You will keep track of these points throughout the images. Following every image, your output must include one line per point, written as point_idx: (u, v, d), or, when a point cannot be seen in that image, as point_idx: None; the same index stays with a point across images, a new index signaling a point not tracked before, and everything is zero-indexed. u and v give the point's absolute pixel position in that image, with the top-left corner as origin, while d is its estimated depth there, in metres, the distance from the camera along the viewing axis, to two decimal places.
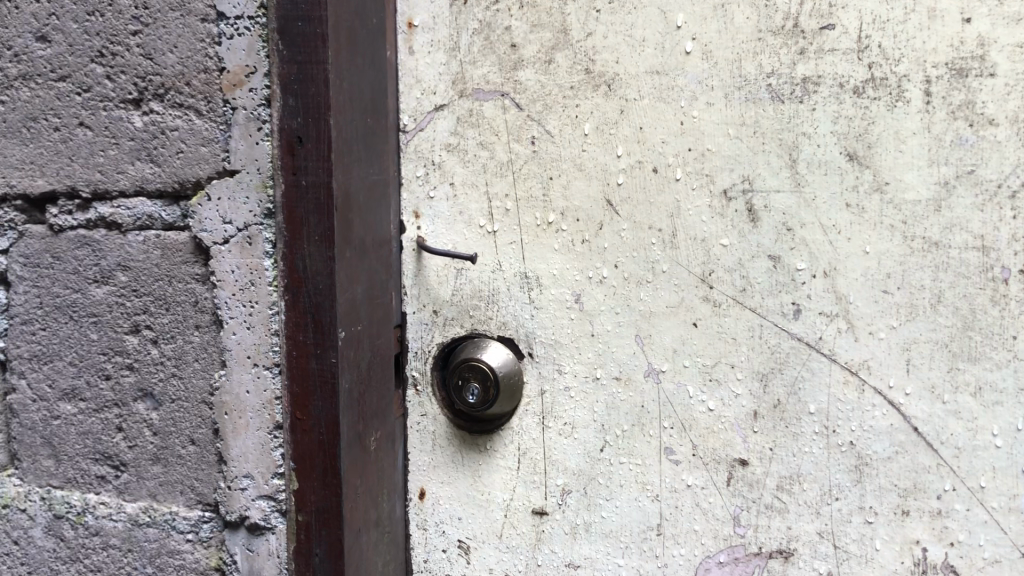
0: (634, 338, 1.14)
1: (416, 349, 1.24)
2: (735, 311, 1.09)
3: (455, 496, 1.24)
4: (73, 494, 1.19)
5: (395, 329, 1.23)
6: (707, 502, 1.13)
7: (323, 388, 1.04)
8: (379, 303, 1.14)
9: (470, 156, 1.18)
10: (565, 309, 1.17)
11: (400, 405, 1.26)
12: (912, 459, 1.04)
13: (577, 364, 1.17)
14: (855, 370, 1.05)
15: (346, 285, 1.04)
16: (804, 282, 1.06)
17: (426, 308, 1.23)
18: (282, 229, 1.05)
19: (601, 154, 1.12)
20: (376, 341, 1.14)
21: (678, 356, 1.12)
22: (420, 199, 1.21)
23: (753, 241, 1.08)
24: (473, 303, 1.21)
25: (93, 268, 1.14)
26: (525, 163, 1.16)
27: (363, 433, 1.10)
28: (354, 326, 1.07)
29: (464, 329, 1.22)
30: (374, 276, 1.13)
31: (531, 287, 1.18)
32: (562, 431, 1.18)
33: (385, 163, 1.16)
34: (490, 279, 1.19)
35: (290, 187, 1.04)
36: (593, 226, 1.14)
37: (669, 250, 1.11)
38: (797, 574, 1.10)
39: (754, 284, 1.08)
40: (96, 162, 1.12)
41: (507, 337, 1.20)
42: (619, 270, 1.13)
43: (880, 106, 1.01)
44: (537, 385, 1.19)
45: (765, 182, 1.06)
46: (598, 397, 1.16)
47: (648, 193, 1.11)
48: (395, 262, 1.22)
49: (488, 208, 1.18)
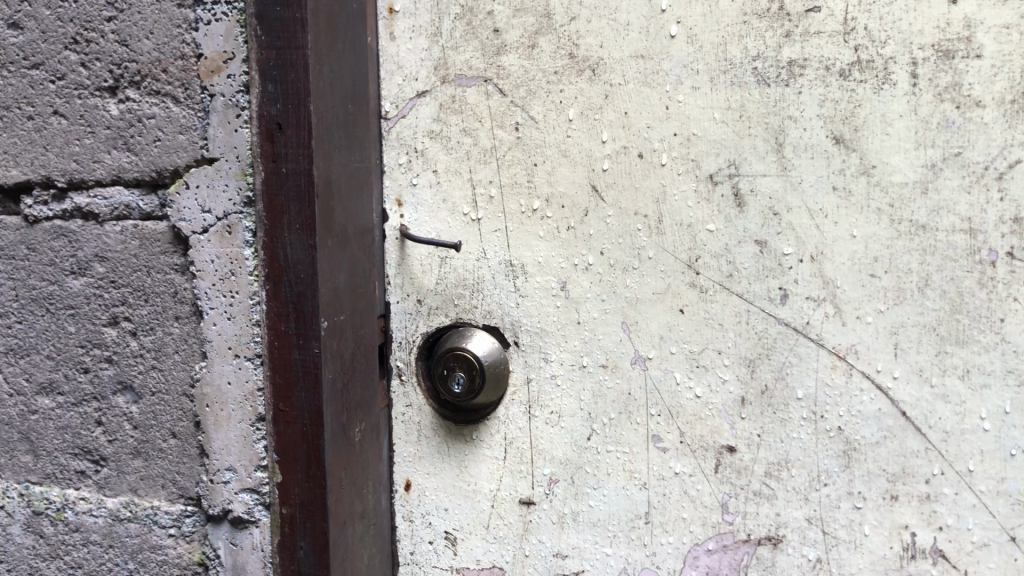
0: (620, 325, 1.13)
1: (400, 339, 1.23)
2: (722, 297, 1.08)
3: (441, 487, 1.23)
4: (52, 490, 1.17)
5: (379, 319, 1.21)
6: (695, 489, 1.12)
7: (306, 378, 1.03)
8: (361, 292, 1.12)
9: (453, 143, 1.17)
10: (550, 297, 1.15)
11: (385, 396, 1.24)
12: (900, 444, 1.04)
13: (563, 352, 1.16)
14: (843, 355, 1.05)
15: (326, 274, 1.02)
16: (791, 267, 1.06)
17: (410, 298, 1.21)
18: (262, 217, 1.03)
19: (586, 139, 1.11)
20: (359, 331, 1.12)
21: (665, 343, 1.11)
22: (403, 187, 1.20)
23: (739, 226, 1.07)
24: (458, 292, 1.19)
25: (70, 260, 1.11)
26: (509, 149, 1.15)
27: (348, 424, 1.08)
28: (336, 316, 1.05)
29: (449, 319, 1.20)
30: (357, 265, 1.11)
31: (516, 275, 1.17)
32: (548, 420, 1.17)
33: (367, 150, 1.15)
34: (474, 268, 1.18)
35: (270, 174, 1.02)
36: (578, 213, 1.13)
37: (655, 236, 1.10)
38: (786, 561, 1.10)
39: (740, 270, 1.07)
40: (72, 151, 1.10)
41: (493, 326, 1.19)
42: (605, 257, 1.12)
43: (867, 89, 1.01)
44: (524, 374, 1.18)
45: (752, 167, 1.06)
46: (584, 385, 1.15)
47: (633, 179, 1.10)
48: (377, 252, 1.20)
49: (472, 195, 1.17)
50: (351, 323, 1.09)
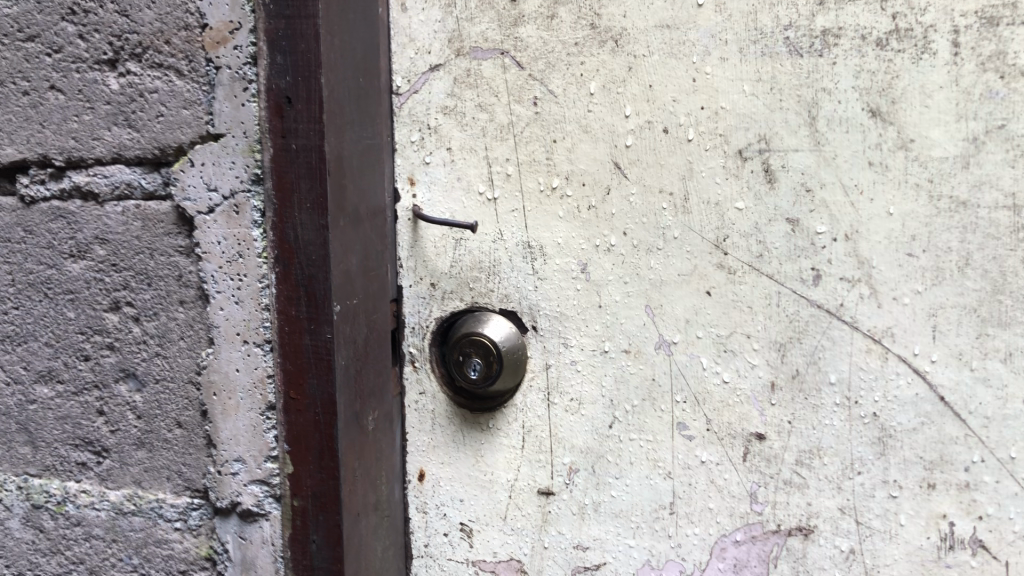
0: (643, 308, 1.08)
1: (413, 325, 1.18)
2: (751, 278, 1.04)
3: (456, 477, 1.18)
4: (51, 483, 1.13)
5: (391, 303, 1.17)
6: (722, 478, 1.08)
7: (319, 364, 0.98)
8: (373, 275, 1.07)
9: (468, 119, 1.12)
10: (570, 279, 1.11)
11: (397, 383, 1.19)
12: (938, 430, 0.99)
13: (584, 337, 1.11)
14: (878, 338, 1.01)
15: (338, 255, 0.97)
16: (824, 246, 1.01)
17: (423, 281, 1.16)
18: (271, 195, 0.98)
19: (608, 113, 1.07)
20: (370, 316, 1.07)
21: (691, 327, 1.07)
22: (415, 166, 1.15)
23: (770, 204, 1.02)
24: (473, 275, 1.14)
25: (69, 242, 1.07)
26: (527, 125, 1.10)
27: (361, 412, 1.04)
28: (348, 299, 1.00)
29: (464, 303, 1.15)
30: (368, 246, 1.06)
31: (534, 257, 1.12)
32: (568, 407, 1.13)
33: (378, 128, 1.09)
34: (490, 250, 1.13)
35: (279, 151, 0.97)
36: (599, 191, 1.08)
37: (680, 214, 1.06)
38: (818, 552, 1.06)
39: (770, 249, 1.03)
40: (70, 128, 1.05)
41: (509, 311, 1.14)
42: (628, 237, 1.08)
43: (905, 59, 0.96)
44: (542, 360, 1.14)
45: (783, 142, 1.01)
46: (605, 371, 1.11)
47: (658, 155, 1.06)
48: (389, 233, 1.15)
49: (488, 173, 1.12)
50: (363, 307, 1.05)
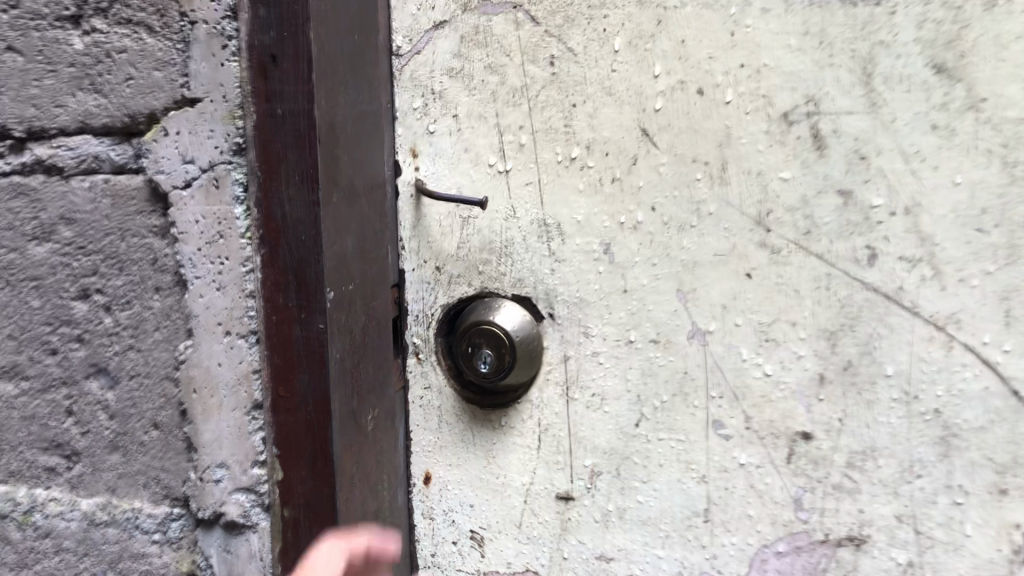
0: (674, 293, 0.97)
1: (417, 313, 1.07)
2: (797, 259, 0.92)
3: (466, 481, 1.07)
4: (16, 491, 0.98)
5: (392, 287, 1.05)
6: (763, 483, 0.96)
7: (310, 358, 0.87)
8: (372, 257, 0.96)
9: (476, 83, 1.00)
10: (591, 262, 0.99)
11: (399, 375, 1.08)
12: (1011, 429, 0.87)
13: (607, 326, 1.00)
14: (942, 326, 0.89)
15: (333, 235, 0.86)
16: (881, 221, 0.89)
17: (428, 265, 1.05)
18: (255, 168, 0.87)
19: (635, 74, 0.95)
20: (369, 302, 0.96)
21: (728, 315, 0.96)
22: (418, 136, 1.03)
23: (818, 174, 0.90)
24: (483, 258, 1.03)
25: (32, 222, 0.92)
26: (543, 88, 0.98)
27: (359, 411, 0.93)
28: (344, 285, 0.89)
29: (473, 289, 1.04)
30: (366, 225, 0.95)
31: (551, 237, 1.00)
32: (589, 404, 1.02)
33: (377, 94, 0.98)
34: (501, 229, 1.02)
35: (264, 116, 0.86)
36: (625, 162, 0.97)
37: (717, 187, 0.94)
38: (871, 565, 0.94)
39: (819, 225, 0.91)
40: (27, 94, 0.90)
41: (524, 296, 1.02)
42: (656, 213, 0.97)
43: (976, 6, 0.84)
44: (560, 351, 1.02)
45: (833, 103, 0.89)
46: (631, 363, 0.99)
47: (691, 120, 0.94)
48: (389, 210, 1.04)
49: (499, 143, 1.01)
50: (361, 293, 0.94)
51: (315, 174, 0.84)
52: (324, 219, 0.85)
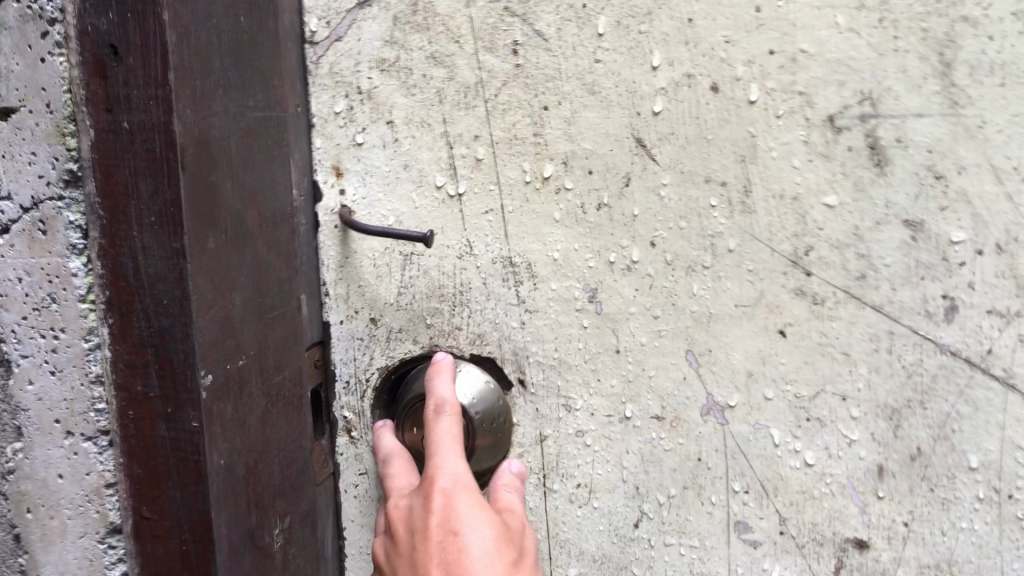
0: (684, 356, 0.73)
1: (348, 378, 0.82)
2: (847, 312, 0.69)
3: None
4: None
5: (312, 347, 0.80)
6: None
7: (181, 469, 0.63)
8: (275, 316, 0.71)
9: (416, 79, 0.76)
10: (571, 313, 0.75)
11: (325, 463, 0.82)
12: None
13: (595, 397, 0.76)
14: None
15: (209, 297, 0.61)
16: (963, 263, 0.66)
17: (361, 315, 0.80)
18: (95, 208, 0.62)
19: (626, 65, 0.71)
20: (271, 378, 0.70)
21: (755, 385, 0.72)
22: (343, 149, 0.79)
23: (878, 198, 0.67)
24: (433, 306, 0.79)
25: None
26: (504, 85, 0.74)
27: (259, 529, 0.68)
28: (230, 361, 0.64)
29: (419, 347, 0.80)
30: (266, 275, 0.69)
31: (519, 280, 0.76)
32: (573, 498, 0.78)
33: (281, 94, 0.71)
34: (454, 270, 0.77)
35: (103, 133, 0.60)
36: (616, 182, 0.73)
37: (738, 216, 0.70)
38: None
39: (878, 267, 0.68)
40: None
41: (485, 358, 0.78)
42: (657, 250, 0.73)
43: None
44: (534, 430, 0.78)
45: (898, 103, 0.65)
46: (627, 446, 0.76)
47: (702, 125, 0.70)
48: (303, 247, 0.78)
49: (448, 158, 0.76)
50: (259, 367, 0.68)
51: (175, 214, 0.58)
52: (193, 277, 0.59)
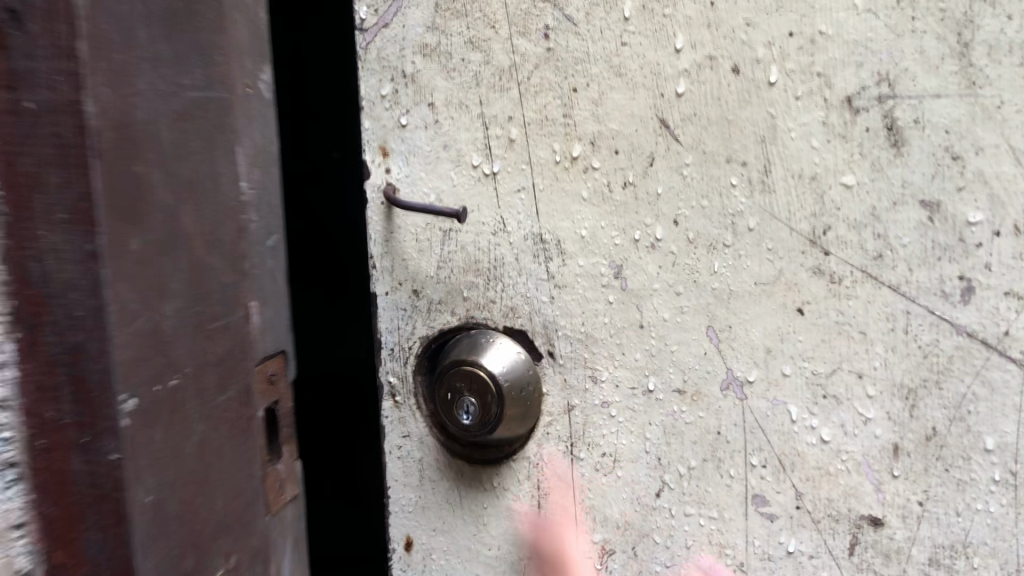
0: (705, 332, 0.75)
1: (392, 346, 0.87)
2: (864, 291, 0.69)
3: (452, 549, 0.88)
4: None
5: (266, 356, 0.52)
6: None
7: None
8: (223, 324, 0.47)
9: (455, 63, 0.80)
10: (598, 288, 0.78)
11: (280, 493, 0.53)
12: None
13: (619, 369, 0.79)
14: None
15: (135, 308, 0.40)
16: (979, 244, 0.66)
17: (403, 287, 0.85)
18: None
19: (651, 48, 0.73)
20: (215, 403, 0.46)
21: (774, 362, 0.73)
22: (388, 129, 0.83)
23: (894, 178, 0.67)
24: (469, 280, 0.83)
25: None
26: (537, 68, 0.77)
27: None
28: (161, 383, 0.42)
29: (456, 319, 0.84)
30: (217, 275, 0.46)
31: (549, 256, 0.79)
32: (598, 466, 0.81)
33: (232, 40, 0.48)
34: (489, 246, 0.81)
35: None
36: (641, 162, 0.75)
37: (758, 196, 0.72)
38: None
39: (895, 247, 0.68)
40: None
41: (517, 330, 0.82)
42: (680, 228, 0.75)
43: None
44: (562, 400, 0.81)
45: (915, 84, 0.66)
46: (650, 418, 0.78)
47: (724, 106, 0.71)
48: (256, 246, 0.50)
49: (484, 139, 0.80)
50: (214, 391, 0.46)
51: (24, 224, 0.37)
52: (110, 281, 0.39)
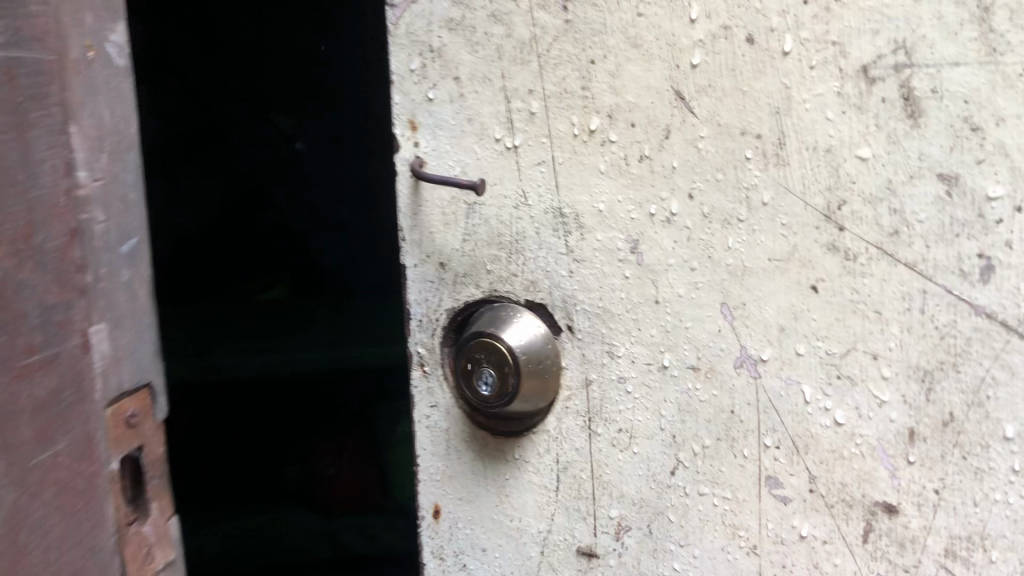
0: (720, 308, 0.74)
1: (420, 318, 0.88)
2: (879, 269, 0.67)
3: (477, 520, 0.89)
4: None
5: (127, 396, 0.55)
6: (832, 563, 0.73)
7: None
8: (47, 361, 0.48)
9: (479, 37, 0.80)
10: (615, 263, 0.78)
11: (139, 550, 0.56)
12: None
13: (636, 345, 0.78)
14: None
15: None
16: (1000, 220, 0.62)
17: (431, 260, 0.86)
18: None
19: (665, 18, 0.71)
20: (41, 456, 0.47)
21: (788, 340, 0.71)
22: (417, 104, 0.84)
23: (912, 151, 0.64)
24: (493, 253, 0.83)
25: None
26: (555, 40, 0.76)
27: None
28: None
29: (481, 292, 0.85)
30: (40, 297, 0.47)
31: (568, 230, 0.79)
32: (616, 442, 0.80)
33: (74, 60, 0.50)
34: (511, 219, 0.82)
35: None
36: (657, 134, 0.74)
37: (773, 170, 0.69)
38: None
39: (911, 223, 0.65)
40: None
41: (538, 304, 0.82)
42: (695, 203, 0.73)
43: None
44: (581, 375, 0.81)
45: (933, 51, 0.62)
46: (665, 395, 0.77)
47: (738, 78, 0.69)
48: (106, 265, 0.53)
49: (506, 113, 0.80)
50: (31, 439, 0.47)
51: None
52: None
